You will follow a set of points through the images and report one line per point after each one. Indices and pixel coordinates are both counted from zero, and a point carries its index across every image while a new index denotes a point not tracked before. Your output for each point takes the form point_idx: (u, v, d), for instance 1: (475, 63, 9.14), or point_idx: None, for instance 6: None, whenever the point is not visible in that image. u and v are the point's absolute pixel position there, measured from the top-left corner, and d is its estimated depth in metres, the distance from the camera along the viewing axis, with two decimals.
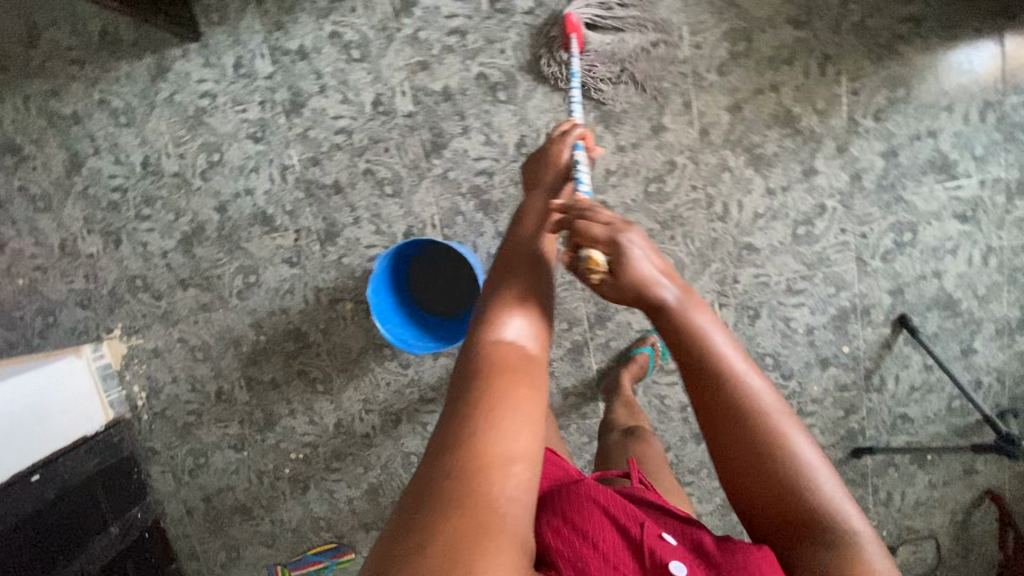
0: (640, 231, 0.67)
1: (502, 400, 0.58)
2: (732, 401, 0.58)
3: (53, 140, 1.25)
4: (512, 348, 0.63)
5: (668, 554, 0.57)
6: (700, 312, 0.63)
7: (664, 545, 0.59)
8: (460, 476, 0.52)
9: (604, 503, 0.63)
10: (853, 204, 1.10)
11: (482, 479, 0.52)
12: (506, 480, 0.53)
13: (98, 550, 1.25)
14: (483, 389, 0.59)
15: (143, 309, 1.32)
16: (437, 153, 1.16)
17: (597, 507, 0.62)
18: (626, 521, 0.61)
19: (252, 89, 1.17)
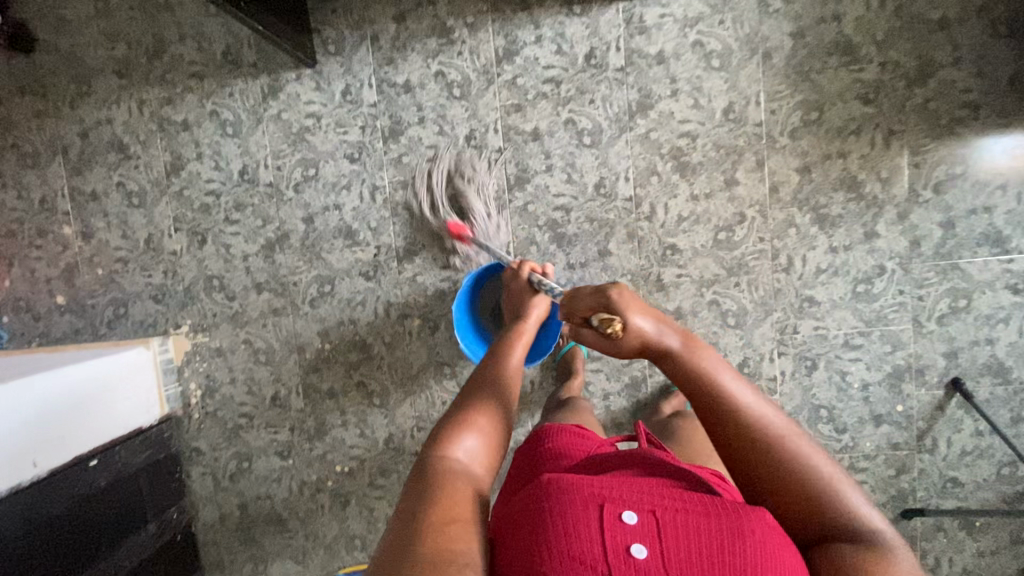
0: (628, 290, 0.75)
1: (452, 492, 0.60)
2: (751, 438, 0.63)
3: (159, 142, 1.33)
4: (461, 459, 0.65)
5: (631, 538, 0.56)
6: (710, 360, 0.68)
7: (626, 529, 0.57)
8: (420, 546, 0.54)
9: (563, 492, 0.61)
10: (910, 268, 1.17)
11: (441, 549, 0.54)
12: (461, 545, 0.56)
13: (135, 546, 1.23)
14: (432, 481, 0.61)
15: (214, 309, 1.36)
16: (520, 186, 1.24)
17: (555, 497, 0.60)
18: (586, 506, 0.59)
19: (355, 114, 1.26)
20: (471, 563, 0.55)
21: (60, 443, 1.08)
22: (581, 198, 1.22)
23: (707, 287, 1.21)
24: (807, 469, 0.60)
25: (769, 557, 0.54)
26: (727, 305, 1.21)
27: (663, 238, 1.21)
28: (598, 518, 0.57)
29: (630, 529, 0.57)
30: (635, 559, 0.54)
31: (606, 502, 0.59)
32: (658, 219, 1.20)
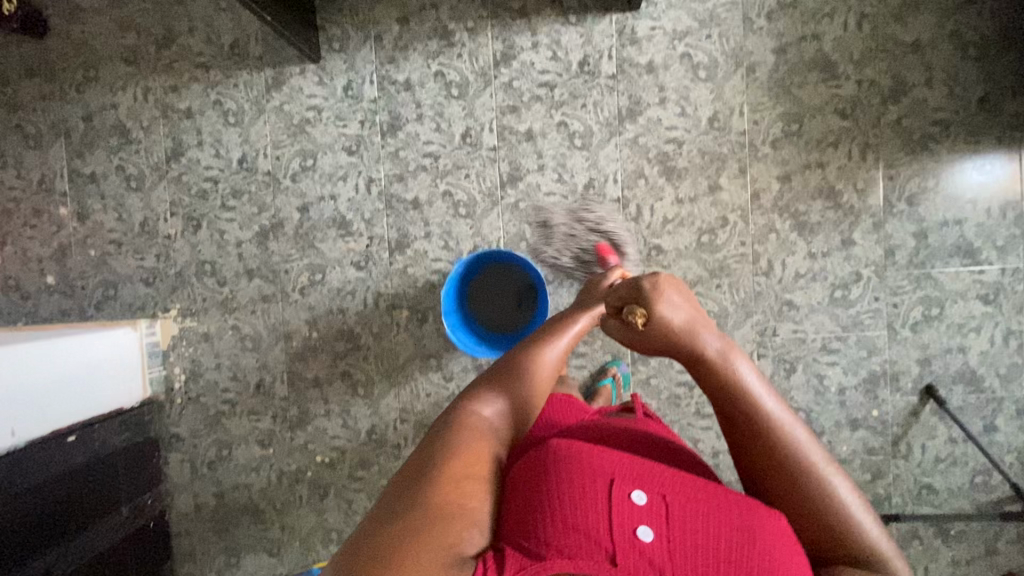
0: (665, 281, 0.63)
1: (466, 452, 0.59)
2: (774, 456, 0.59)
3: (162, 129, 1.36)
4: (484, 421, 0.63)
5: (636, 518, 0.54)
6: (743, 366, 0.62)
7: (632, 507, 0.54)
8: (427, 495, 0.54)
9: (567, 461, 0.58)
10: (885, 275, 1.21)
11: (447, 502, 0.53)
12: (470, 501, 0.55)
13: (106, 529, 1.21)
14: (449, 436, 0.60)
15: (204, 293, 1.37)
16: (512, 183, 1.27)
17: (558, 466, 0.57)
18: (590, 480, 0.56)
19: (355, 108, 1.30)
20: (477, 517, 0.55)
21: (38, 414, 1.08)
22: (571, 197, 1.26)
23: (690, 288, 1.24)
24: (832, 494, 0.58)
25: (774, 552, 0.52)
26: (708, 306, 1.24)
27: (648, 239, 1.24)
28: (607, 495, 0.55)
29: (638, 509, 0.55)
30: (641, 541, 0.52)
31: (617, 478, 0.56)
32: (645, 221, 1.24)
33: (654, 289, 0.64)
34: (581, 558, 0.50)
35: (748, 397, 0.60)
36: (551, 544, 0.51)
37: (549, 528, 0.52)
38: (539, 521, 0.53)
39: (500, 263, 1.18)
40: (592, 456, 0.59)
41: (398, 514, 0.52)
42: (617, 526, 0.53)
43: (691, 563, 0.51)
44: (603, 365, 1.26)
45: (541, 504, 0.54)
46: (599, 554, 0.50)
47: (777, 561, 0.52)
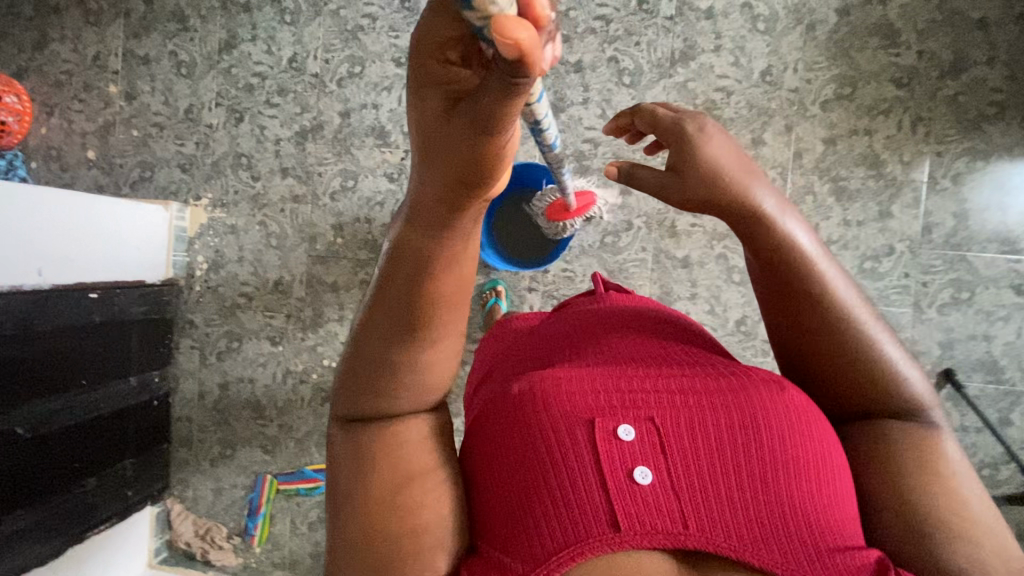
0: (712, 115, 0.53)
1: (378, 486, 0.43)
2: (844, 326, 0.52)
3: (218, 20, 1.38)
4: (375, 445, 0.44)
5: (630, 460, 0.45)
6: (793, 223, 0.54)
7: (619, 450, 0.45)
8: (376, 547, 0.43)
9: (532, 399, 0.47)
10: (919, 253, 1.19)
11: (400, 534, 0.43)
12: (425, 509, 0.44)
13: (112, 394, 1.23)
14: (362, 484, 0.43)
15: (237, 186, 1.39)
16: (554, 114, 1.28)
17: (520, 409, 0.47)
18: (562, 428, 0.46)
19: (410, 21, 1.31)
20: (439, 532, 0.44)
21: (62, 261, 1.11)
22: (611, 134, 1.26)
23: (718, 240, 1.23)
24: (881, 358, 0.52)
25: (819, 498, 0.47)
26: (734, 261, 1.23)
27: None
28: (584, 444, 0.46)
29: (624, 447, 0.46)
30: (641, 485, 0.45)
31: (593, 417, 0.46)
32: None
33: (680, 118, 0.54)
34: (586, 538, 0.43)
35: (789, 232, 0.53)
36: (544, 532, 0.43)
37: (533, 508, 0.44)
38: (517, 502, 0.45)
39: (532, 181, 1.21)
40: (555, 391, 0.48)
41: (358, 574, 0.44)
42: (610, 476, 0.44)
43: (706, 495, 0.45)
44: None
45: (516, 477, 0.46)
46: (603, 526, 0.43)
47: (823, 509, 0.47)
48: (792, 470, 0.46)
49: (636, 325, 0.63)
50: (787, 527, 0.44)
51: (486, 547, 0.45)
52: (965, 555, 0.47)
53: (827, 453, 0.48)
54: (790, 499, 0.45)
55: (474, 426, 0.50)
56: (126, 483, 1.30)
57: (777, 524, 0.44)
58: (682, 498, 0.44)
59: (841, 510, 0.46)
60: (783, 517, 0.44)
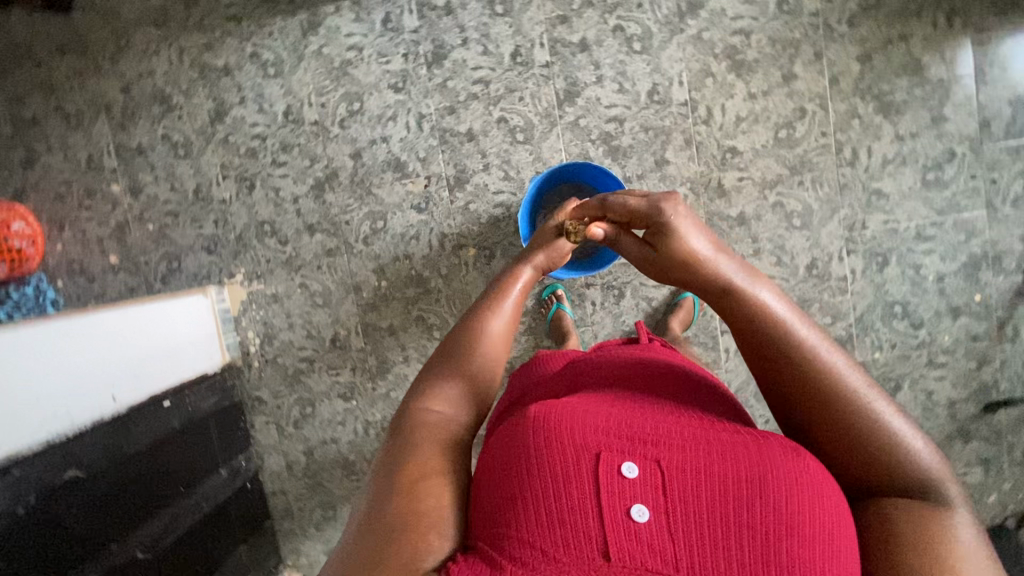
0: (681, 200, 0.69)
1: (423, 440, 0.59)
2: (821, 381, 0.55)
3: (201, 90, 1.33)
4: (435, 411, 0.63)
5: (631, 493, 0.49)
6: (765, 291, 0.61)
7: (624, 484, 0.50)
8: (392, 493, 0.54)
9: (552, 432, 0.53)
10: (982, 151, 1.14)
11: (410, 510, 0.53)
12: (438, 487, 0.56)
13: (210, 489, 1.22)
14: (411, 434, 0.60)
15: (268, 255, 1.35)
16: (570, 101, 1.22)
17: (541, 437, 0.53)
18: (575, 459, 0.51)
19: (397, 42, 1.25)
20: (441, 521, 0.53)
21: (130, 378, 1.09)
22: (635, 107, 1.20)
23: (770, 189, 1.19)
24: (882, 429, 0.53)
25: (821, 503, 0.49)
26: (791, 206, 1.19)
27: (721, 141, 1.19)
28: (594, 474, 0.50)
29: (628, 487, 0.50)
30: (637, 522, 0.48)
31: (603, 453, 0.51)
32: (716, 122, 1.19)
33: (655, 203, 0.70)
34: (579, 560, 0.47)
35: (752, 293, 0.60)
36: (538, 544, 0.48)
37: (534, 522, 0.49)
38: (516, 514, 0.50)
39: (584, 181, 1.18)
40: (571, 430, 0.53)
41: (372, 524, 0.53)
42: (609, 513, 0.48)
43: (694, 534, 0.47)
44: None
45: (527, 500, 0.50)
46: (590, 548, 0.48)
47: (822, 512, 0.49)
48: (794, 512, 0.48)
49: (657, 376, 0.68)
50: (767, 549, 0.47)
51: (477, 540, 0.51)
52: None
53: (830, 486, 0.51)
54: (781, 544, 0.47)
55: (492, 454, 0.57)
56: (245, 568, 1.31)
57: (757, 551, 0.47)
58: (676, 541, 0.47)
59: (832, 552, 0.47)
60: (766, 565, 0.46)
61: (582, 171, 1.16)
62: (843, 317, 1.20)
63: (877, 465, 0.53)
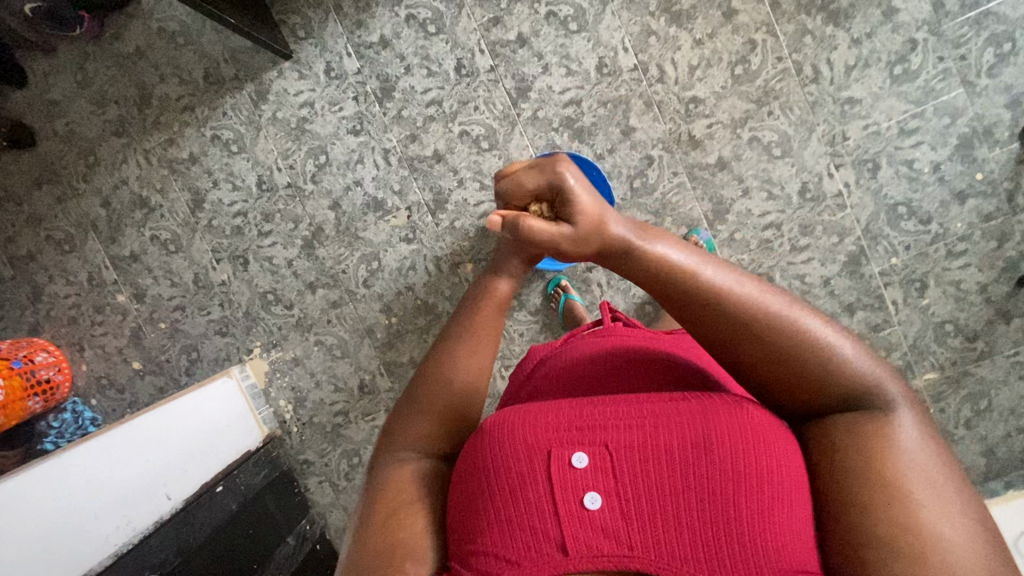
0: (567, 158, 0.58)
1: (399, 474, 0.61)
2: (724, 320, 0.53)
3: (175, 184, 1.36)
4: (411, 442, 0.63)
5: (582, 484, 0.50)
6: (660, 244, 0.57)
7: (576, 476, 0.51)
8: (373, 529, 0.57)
9: (502, 437, 0.54)
10: (942, 31, 1.11)
11: (383, 547, 0.55)
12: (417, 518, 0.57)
13: (282, 559, 1.23)
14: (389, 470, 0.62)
15: (278, 322, 1.38)
16: (524, 97, 1.23)
17: (494, 445, 0.54)
18: (527, 461, 0.52)
19: (345, 88, 1.27)
20: (417, 548, 0.55)
21: (178, 474, 1.11)
22: (588, 86, 1.20)
23: (742, 127, 1.18)
24: (816, 343, 0.50)
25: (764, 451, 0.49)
26: (767, 137, 1.17)
27: (681, 94, 1.18)
28: (547, 471, 0.51)
29: (580, 480, 0.51)
30: (592, 511, 0.49)
31: (553, 449, 0.52)
32: (670, 77, 1.18)
33: (554, 172, 0.58)
34: (538, 559, 0.48)
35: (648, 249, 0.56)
36: (499, 551, 0.49)
37: (493, 529, 0.50)
38: (479, 521, 0.51)
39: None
40: (522, 432, 0.54)
41: (356, 572, 0.55)
42: (562, 506, 0.50)
43: (648, 513, 0.48)
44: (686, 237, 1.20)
45: (487, 511, 0.51)
46: (548, 546, 0.48)
47: (767, 460, 0.49)
48: (739, 475, 0.48)
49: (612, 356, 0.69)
50: (717, 515, 0.47)
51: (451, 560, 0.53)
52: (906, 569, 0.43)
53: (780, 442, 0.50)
54: (730, 506, 0.48)
55: (457, 470, 0.58)
56: None
57: (707, 518, 0.48)
58: (631, 524, 0.48)
59: (781, 504, 0.48)
60: (719, 532, 0.47)
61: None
62: (849, 233, 1.18)
63: (810, 387, 0.51)
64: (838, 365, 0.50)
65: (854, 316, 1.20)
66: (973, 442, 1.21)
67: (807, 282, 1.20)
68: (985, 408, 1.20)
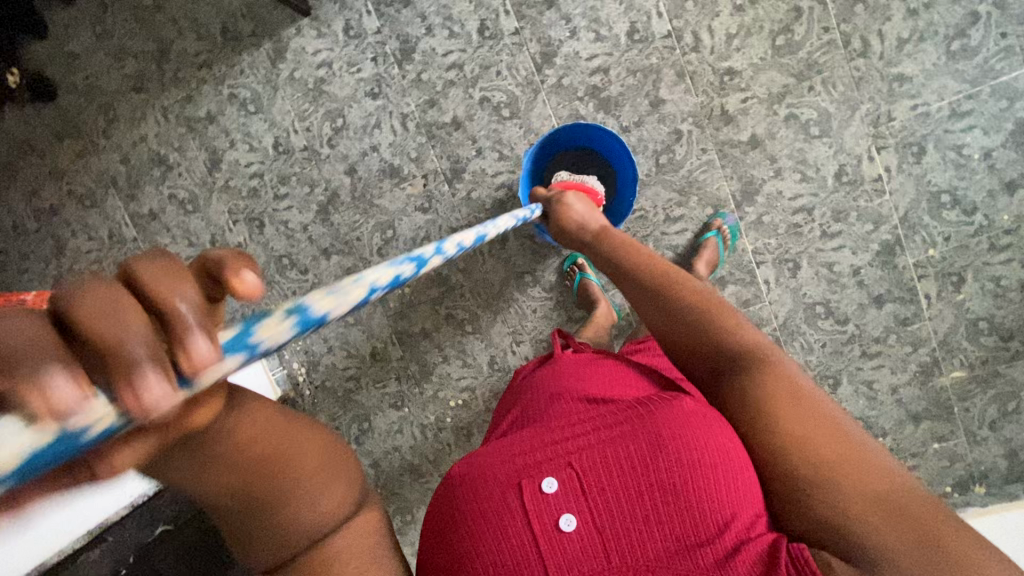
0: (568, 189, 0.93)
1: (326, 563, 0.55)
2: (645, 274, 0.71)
3: (193, 143, 1.35)
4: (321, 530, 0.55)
5: (557, 508, 0.57)
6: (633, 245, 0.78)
7: (548, 500, 0.57)
8: None
9: (472, 479, 0.62)
10: (1008, 3, 1.02)
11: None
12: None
13: None
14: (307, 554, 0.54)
15: (293, 287, 1.37)
16: (549, 63, 1.17)
17: (468, 487, 0.61)
18: (503, 494, 0.59)
19: (363, 48, 1.23)
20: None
21: None
22: (617, 52, 1.14)
23: (780, 103, 1.11)
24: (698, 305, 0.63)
25: (704, 456, 0.55)
26: (806, 115, 1.10)
27: (716, 65, 1.11)
28: (521, 504, 0.58)
29: (551, 500, 0.57)
30: (567, 531, 0.56)
31: (523, 482, 0.59)
32: (706, 46, 1.11)
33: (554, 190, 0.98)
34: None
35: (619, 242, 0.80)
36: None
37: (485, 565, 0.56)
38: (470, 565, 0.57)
39: (578, 144, 1.14)
40: (489, 473, 0.61)
41: None
42: (541, 532, 0.56)
43: (619, 518, 0.56)
44: (708, 219, 1.17)
45: (476, 551, 0.57)
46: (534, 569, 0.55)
47: (709, 461, 0.55)
48: (689, 471, 0.55)
49: (569, 372, 0.74)
50: (679, 511, 0.54)
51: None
52: (897, 527, 0.43)
53: (708, 431, 0.56)
54: (690, 498, 0.54)
55: (439, 508, 0.64)
56: None
57: (673, 513, 0.54)
58: (606, 534, 0.55)
59: (744, 488, 0.53)
60: (687, 522, 0.54)
61: (580, 135, 1.11)
62: (886, 221, 1.12)
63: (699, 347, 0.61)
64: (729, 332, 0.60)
65: (881, 309, 1.16)
66: (996, 444, 1.18)
67: (835, 271, 1.15)
68: (1012, 410, 1.16)
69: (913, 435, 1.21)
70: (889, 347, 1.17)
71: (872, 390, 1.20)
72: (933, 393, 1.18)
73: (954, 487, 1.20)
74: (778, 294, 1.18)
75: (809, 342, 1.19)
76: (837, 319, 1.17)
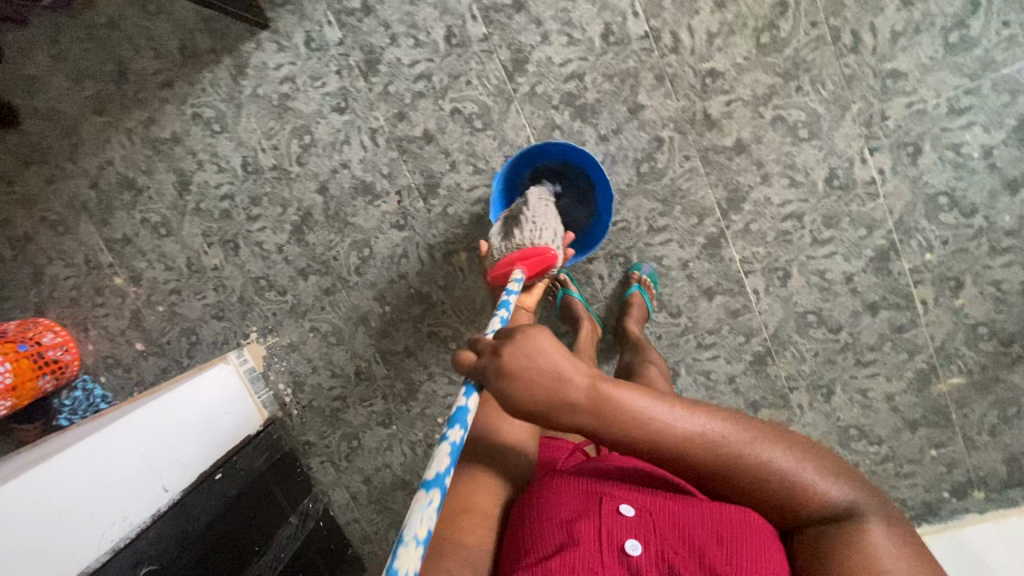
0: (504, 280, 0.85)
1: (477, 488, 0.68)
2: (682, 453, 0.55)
3: (160, 165, 1.31)
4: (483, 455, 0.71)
5: (625, 533, 0.55)
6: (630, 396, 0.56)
7: (621, 522, 0.56)
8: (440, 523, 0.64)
9: (557, 488, 0.62)
10: None
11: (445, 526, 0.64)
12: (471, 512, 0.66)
13: (285, 539, 1.27)
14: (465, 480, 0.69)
15: (272, 308, 1.35)
16: (520, 70, 1.11)
17: (551, 492, 0.61)
18: (586, 501, 0.59)
19: (326, 60, 1.17)
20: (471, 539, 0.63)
21: (173, 466, 1.13)
22: (591, 57, 1.07)
23: (765, 104, 1.04)
24: (763, 467, 0.55)
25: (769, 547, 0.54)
26: (794, 116, 1.04)
27: (697, 67, 1.05)
28: (597, 514, 0.57)
29: (623, 524, 0.56)
30: (631, 556, 0.53)
31: (606, 497, 0.59)
32: (686, 46, 1.04)
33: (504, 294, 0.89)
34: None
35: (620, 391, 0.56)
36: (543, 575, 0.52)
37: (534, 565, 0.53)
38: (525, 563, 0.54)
39: (529, 164, 1.10)
40: (578, 484, 0.61)
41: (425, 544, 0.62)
42: (606, 551, 0.53)
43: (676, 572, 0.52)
44: (625, 275, 1.15)
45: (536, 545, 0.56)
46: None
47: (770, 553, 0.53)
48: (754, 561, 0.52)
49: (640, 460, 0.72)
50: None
51: None
52: None
53: (759, 535, 0.54)
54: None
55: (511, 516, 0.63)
56: None
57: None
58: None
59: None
60: None
61: (568, 153, 1.06)
62: (879, 225, 1.07)
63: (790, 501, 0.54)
64: (808, 494, 0.54)
65: (875, 316, 1.11)
66: (995, 449, 1.15)
67: (828, 279, 1.10)
68: (1012, 415, 1.13)
69: (909, 442, 1.18)
70: (885, 355, 1.13)
71: (867, 399, 1.16)
72: (931, 400, 1.15)
73: (952, 492, 1.18)
74: (768, 304, 1.14)
75: (800, 352, 1.15)
76: (829, 327, 1.13)
